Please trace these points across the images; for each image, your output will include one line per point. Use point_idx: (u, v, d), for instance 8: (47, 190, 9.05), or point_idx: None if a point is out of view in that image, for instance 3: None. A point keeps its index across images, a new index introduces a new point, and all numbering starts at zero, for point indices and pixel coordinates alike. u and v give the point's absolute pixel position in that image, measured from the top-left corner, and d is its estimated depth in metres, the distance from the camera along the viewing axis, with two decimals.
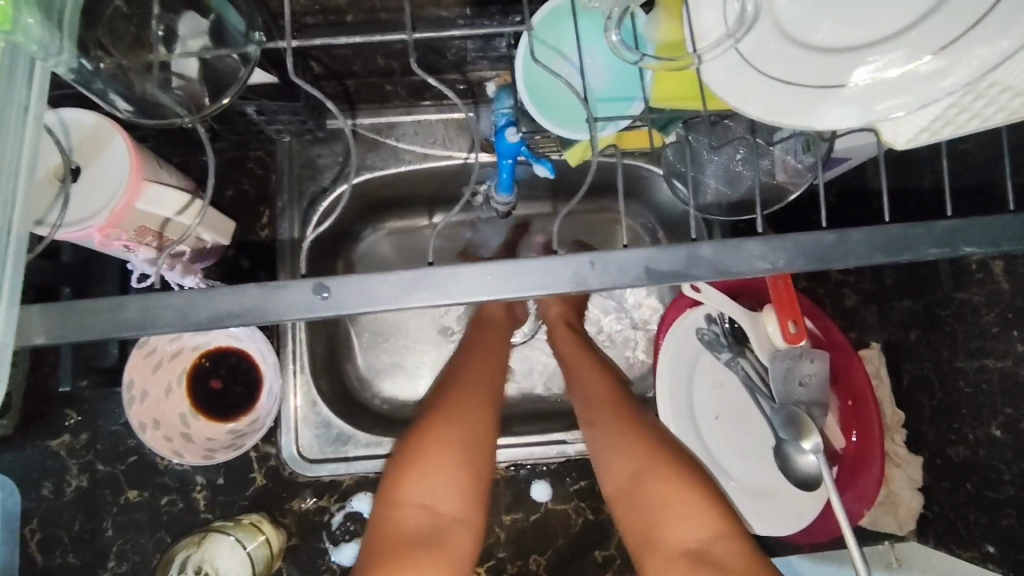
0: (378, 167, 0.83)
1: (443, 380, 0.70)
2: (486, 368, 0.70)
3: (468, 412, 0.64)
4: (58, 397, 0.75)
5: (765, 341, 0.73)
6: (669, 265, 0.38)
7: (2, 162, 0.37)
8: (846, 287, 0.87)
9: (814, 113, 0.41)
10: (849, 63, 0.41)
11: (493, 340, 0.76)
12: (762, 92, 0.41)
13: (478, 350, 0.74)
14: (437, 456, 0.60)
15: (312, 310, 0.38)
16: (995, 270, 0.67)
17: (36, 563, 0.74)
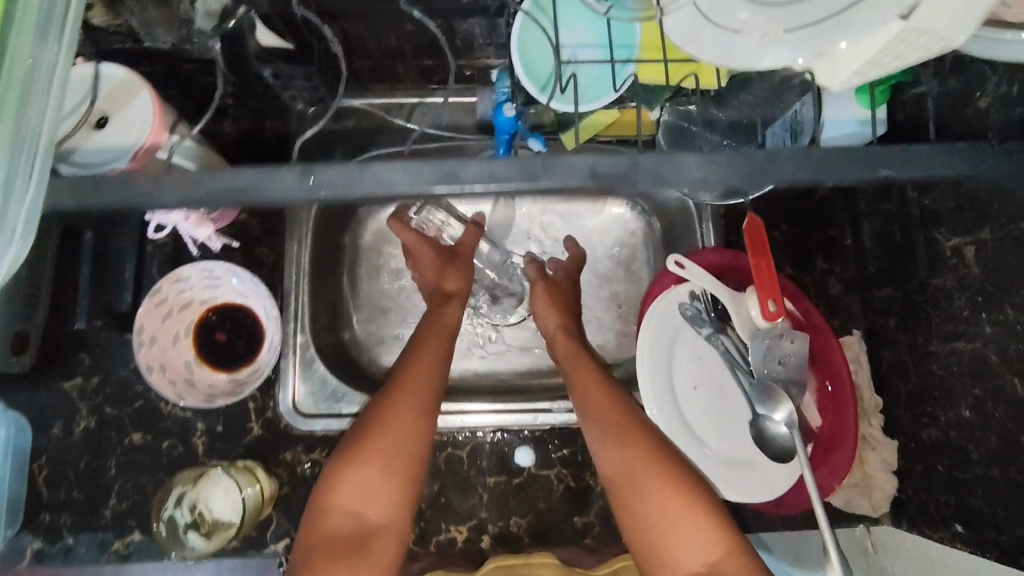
0: (384, 143, 0.88)
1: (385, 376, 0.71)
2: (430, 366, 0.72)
3: (401, 420, 0.66)
4: (73, 341, 0.80)
5: (744, 320, 0.77)
6: (614, 166, 0.43)
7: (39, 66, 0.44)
8: (830, 277, 0.90)
9: (756, 56, 0.46)
10: (792, 12, 0.45)
11: (438, 329, 0.77)
12: (715, 39, 0.46)
13: (423, 343, 0.75)
14: (365, 466, 0.63)
15: (297, 193, 0.44)
16: (967, 256, 0.70)
17: (42, 497, 0.78)
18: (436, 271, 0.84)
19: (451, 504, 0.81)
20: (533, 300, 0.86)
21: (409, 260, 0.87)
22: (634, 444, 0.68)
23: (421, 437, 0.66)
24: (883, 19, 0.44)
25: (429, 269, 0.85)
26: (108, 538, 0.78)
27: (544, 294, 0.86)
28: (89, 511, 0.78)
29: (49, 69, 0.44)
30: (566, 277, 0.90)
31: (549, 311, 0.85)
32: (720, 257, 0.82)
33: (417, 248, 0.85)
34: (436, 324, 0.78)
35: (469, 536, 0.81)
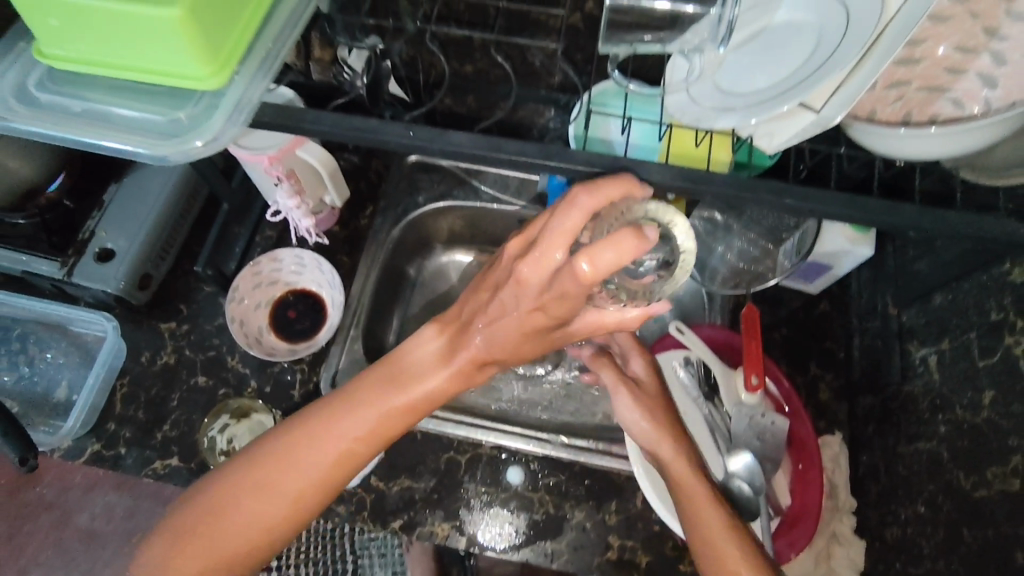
0: (458, 196, 1.08)
1: (239, 475, 0.65)
2: (277, 498, 0.65)
3: (210, 538, 0.64)
4: (182, 293, 1.00)
5: (731, 393, 0.88)
6: (608, 160, 0.56)
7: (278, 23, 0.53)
8: (821, 382, 0.97)
9: (716, 120, 0.56)
10: (749, 101, 0.56)
11: (331, 445, 0.65)
12: (690, 109, 0.58)
13: (294, 454, 0.65)
14: (194, 537, 0.64)
15: (399, 139, 0.55)
16: (931, 365, 0.80)
17: (114, 409, 0.93)
18: (512, 347, 0.62)
19: (441, 501, 0.90)
20: (619, 404, 0.77)
21: (547, 279, 0.53)
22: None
23: (265, 524, 0.65)
24: (800, 117, 0.54)
25: (511, 333, 0.60)
26: (152, 456, 0.91)
27: (631, 396, 0.77)
28: (146, 430, 0.92)
29: (282, 27, 0.54)
30: (652, 373, 0.81)
31: (651, 425, 0.76)
32: (717, 334, 0.94)
33: (535, 295, 0.55)
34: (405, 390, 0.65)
35: (450, 534, 0.88)
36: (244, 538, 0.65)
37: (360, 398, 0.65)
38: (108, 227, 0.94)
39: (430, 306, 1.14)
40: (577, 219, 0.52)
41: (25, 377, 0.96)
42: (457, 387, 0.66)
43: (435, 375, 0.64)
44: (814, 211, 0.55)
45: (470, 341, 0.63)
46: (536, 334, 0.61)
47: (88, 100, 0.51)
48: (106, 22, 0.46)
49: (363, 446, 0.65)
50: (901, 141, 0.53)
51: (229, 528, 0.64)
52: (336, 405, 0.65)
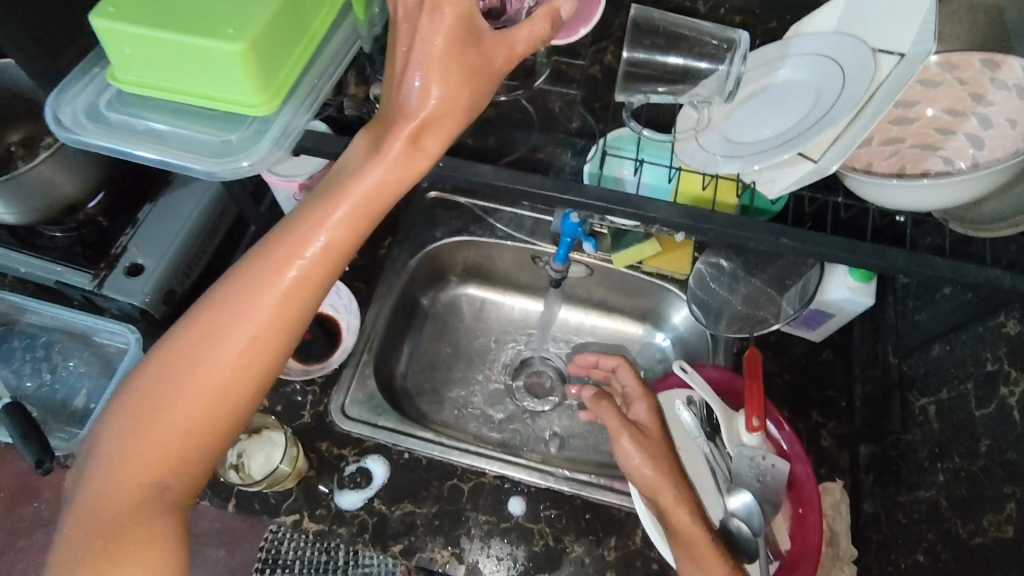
0: (474, 232, 1.13)
1: (157, 370, 0.53)
2: (198, 385, 0.53)
3: (159, 414, 0.53)
4: None
5: (733, 434, 0.89)
6: (619, 197, 0.61)
7: (324, 63, 0.59)
8: (823, 429, 0.98)
9: (719, 166, 0.59)
10: (754, 151, 0.59)
11: (251, 300, 0.54)
12: (698, 155, 0.61)
13: (206, 329, 0.54)
14: (141, 412, 0.53)
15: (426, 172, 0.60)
16: (930, 414, 0.81)
17: None
18: (440, 79, 0.52)
19: (442, 527, 0.91)
20: (620, 451, 0.79)
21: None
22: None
23: (217, 377, 0.53)
24: (798, 164, 0.56)
25: (430, 67, 0.52)
26: None
27: (633, 442, 0.79)
28: None
29: (326, 66, 0.59)
30: (655, 424, 0.84)
31: (649, 464, 0.78)
32: (721, 375, 0.96)
33: (427, 7, 0.51)
34: (337, 186, 0.54)
35: (449, 561, 0.89)
36: (202, 402, 0.53)
37: (274, 235, 0.55)
38: (141, 243, 0.98)
39: (439, 337, 1.17)
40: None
41: (47, 384, 0.99)
42: (414, 175, 0.54)
43: (372, 163, 0.53)
44: (815, 254, 0.58)
45: (402, 106, 0.53)
46: (461, 46, 0.52)
47: (151, 121, 0.57)
48: (176, 54, 0.51)
49: (300, 281, 0.54)
50: (887, 191, 0.57)
51: (179, 395, 0.53)
52: (249, 256, 0.55)
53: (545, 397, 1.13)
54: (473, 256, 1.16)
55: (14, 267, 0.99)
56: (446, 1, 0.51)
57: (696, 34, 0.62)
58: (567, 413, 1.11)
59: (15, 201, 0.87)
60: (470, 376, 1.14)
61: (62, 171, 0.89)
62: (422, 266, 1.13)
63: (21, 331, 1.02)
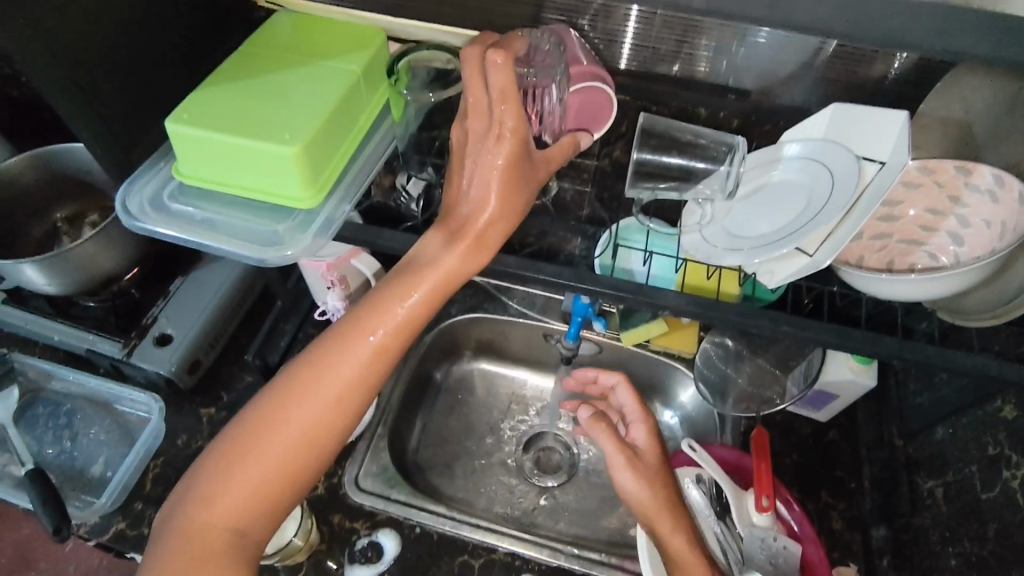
0: (487, 309, 1.18)
1: (257, 420, 0.62)
2: (286, 443, 0.61)
3: (258, 458, 0.61)
4: (223, 380, 1.07)
5: (743, 515, 0.91)
6: (633, 284, 0.66)
7: (365, 160, 0.67)
8: (834, 511, 0.98)
9: (722, 258, 0.65)
10: (754, 245, 0.65)
11: (336, 371, 0.62)
12: (701, 248, 0.68)
13: (295, 394, 0.62)
14: (242, 456, 0.61)
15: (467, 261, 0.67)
16: (938, 496, 0.82)
17: (145, 488, 0.97)
18: (500, 192, 0.60)
19: None
20: (619, 480, 0.78)
21: (488, 123, 0.58)
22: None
23: (310, 430, 0.62)
24: (795, 259, 0.62)
25: (490, 184, 0.60)
26: None
27: (631, 470, 0.78)
28: None
29: (366, 163, 0.67)
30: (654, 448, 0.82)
31: (647, 490, 0.77)
32: (729, 454, 0.97)
33: (491, 136, 0.58)
34: (412, 271, 0.62)
35: None
36: (295, 451, 0.62)
37: (356, 318, 0.63)
38: (171, 314, 1.03)
39: (451, 411, 1.20)
40: (473, 62, 0.58)
41: (66, 451, 1.01)
42: (476, 267, 0.62)
43: (444, 257, 0.61)
44: (815, 339, 0.62)
45: (467, 211, 0.61)
46: (517, 165, 0.60)
47: (212, 212, 0.64)
48: (236, 156, 0.58)
49: (377, 356, 0.63)
50: (879, 284, 0.61)
51: (276, 444, 0.61)
52: (333, 332, 0.63)
53: (552, 474, 1.13)
54: (486, 333, 1.21)
55: (49, 336, 1.03)
56: (506, 129, 0.58)
57: (698, 139, 0.69)
58: (575, 487, 1.12)
59: (59, 274, 0.93)
60: (480, 452, 1.15)
61: (105, 247, 0.95)
62: (435, 341, 1.17)
63: (47, 398, 1.05)
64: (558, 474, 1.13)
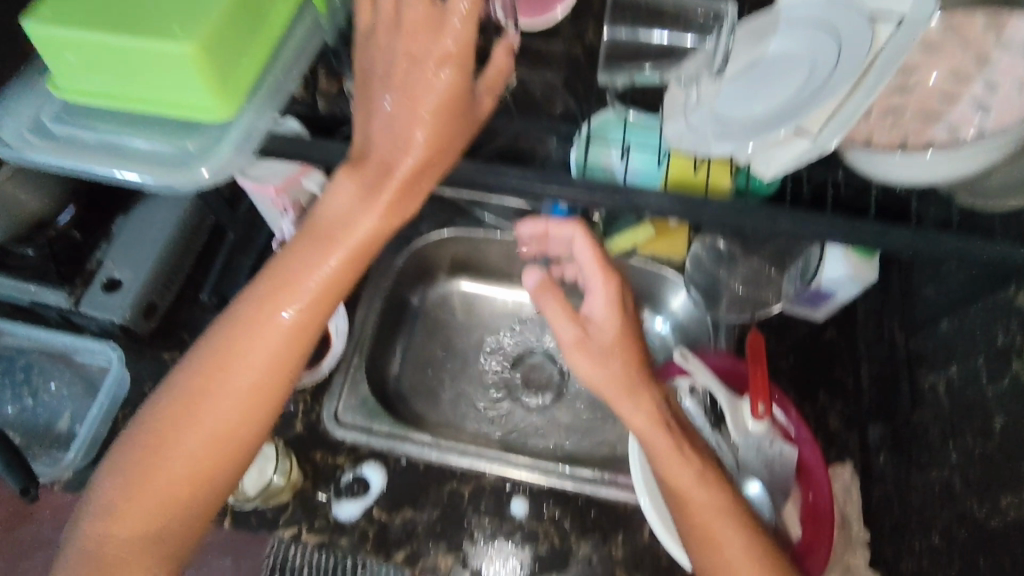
0: (460, 225, 1.11)
1: (194, 383, 0.65)
2: (221, 406, 0.65)
3: (200, 418, 0.64)
4: (184, 324, 0.99)
5: (738, 422, 0.88)
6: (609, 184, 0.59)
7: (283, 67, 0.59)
8: (830, 411, 0.96)
9: (713, 146, 0.58)
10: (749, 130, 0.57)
11: (266, 329, 0.64)
12: (689, 137, 0.59)
13: (217, 371, 0.65)
14: (183, 417, 0.64)
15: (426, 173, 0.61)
16: (940, 391, 0.79)
17: (116, 440, 0.92)
18: (426, 133, 0.57)
19: (444, 533, 0.88)
20: (575, 365, 0.74)
21: (432, 45, 0.56)
22: (728, 543, 0.69)
23: (246, 390, 0.65)
24: (796, 143, 0.55)
25: (417, 123, 0.57)
26: None
27: (585, 354, 0.74)
28: None
29: (282, 71, 0.59)
30: (616, 320, 0.76)
31: (600, 366, 0.74)
32: (724, 362, 0.93)
33: (431, 61, 0.56)
34: (327, 229, 0.63)
35: (454, 566, 0.86)
36: (236, 410, 0.65)
37: (264, 293, 0.65)
38: (116, 257, 0.95)
39: (432, 336, 1.14)
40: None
41: (28, 409, 0.96)
42: (397, 218, 0.62)
43: (362, 212, 0.61)
44: (810, 236, 0.56)
45: (386, 158, 0.59)
46: (455, 103, 0.58)
47: (126, 135, 0.58)
48: (125, 65, 0.52)
49: (305, 311, 0.65)
50: (898, 165, 0.54)
51: (216, 403, 0.65)
52: (252, 307, 0.65)
53: (542, 390, 1.10)
54: (461, 251, 1.14)
55: None
56: (451, 53, 0.56)
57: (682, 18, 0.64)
58: (565, 405, 1.08)
59: None
60: (466, 375, 1.11)
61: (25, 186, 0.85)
62: (408, 264, 1.10)
63: None
64: (547, 391, 1.10)
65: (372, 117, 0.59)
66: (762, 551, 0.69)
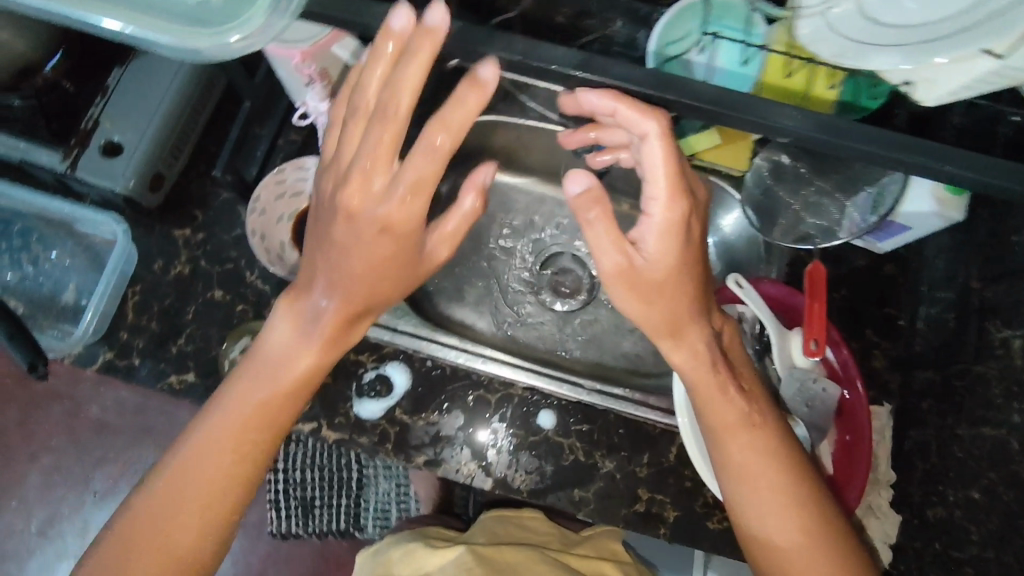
0: (501, 110, 1.00)
1: (141, 522, 0.61)
2: (176, 540, 0.61)
3: (153, 555, 0.60)
4: (195, 198, 0.91)
5: (785, 356, 0.85)
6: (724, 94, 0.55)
7: None
8: (876, 350, 0.93)
9: (864, 55, 0.52)
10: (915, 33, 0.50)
11: (215, 452, 0.62)
12: (834, 41, 0.54)
13: (170, 507, 0.61)
14: (135, 560, 0.60)
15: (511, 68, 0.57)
16: (1013, 349, 0.72)
17: (127, 318, 0.87)
18: (364, 276, 0.61)
19: (467, 439, 0.86)
20: (611, 290, 0.65)
21: (383, 196, 0.56)
22: (766, 485, 0.67)
23: (201, 519, 0.61)
24: (977, 55, 0.46)
25: (356, 272, 0.61)
26: (167, 370, 0.86)
27: (624, 286, 0.64)
28: (161, 343, 0.87)
29: None
30: (674, 262, 0.62)
31: (643, 304, 0.65)
32: (779, 291, 0.86)
33: (375, 219, 0.57)
34: (270, 368, 0.64)
35: (476, 473, 0.85)
36: (196, 540, 0.61)
37: (212, 422, 0.63)
38: (115, 116, 0.84)
39: (462, 228, 1.07)
40: (388, 138, 0.53)
41: (30, 277, 0.90)
42: (334, 356, 0.66)
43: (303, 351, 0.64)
44: (905, 162, 0.54)
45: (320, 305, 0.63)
46: (403, 243, 0.59)
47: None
48: None
49: (253, 432, 0.63)
50: None
51: (170, 539, 0.61)
52: (212, 446, 0.62)
53: (571, 297, 1.05)
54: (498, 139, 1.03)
55: None
56: (393, 218, 0.57)
57: None
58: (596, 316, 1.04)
59: None
60: (493, 275, 1.05)
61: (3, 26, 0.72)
62: None
63: None
64: (577, 298, 1.04)
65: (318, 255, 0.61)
66: (804, 499, 0.66)
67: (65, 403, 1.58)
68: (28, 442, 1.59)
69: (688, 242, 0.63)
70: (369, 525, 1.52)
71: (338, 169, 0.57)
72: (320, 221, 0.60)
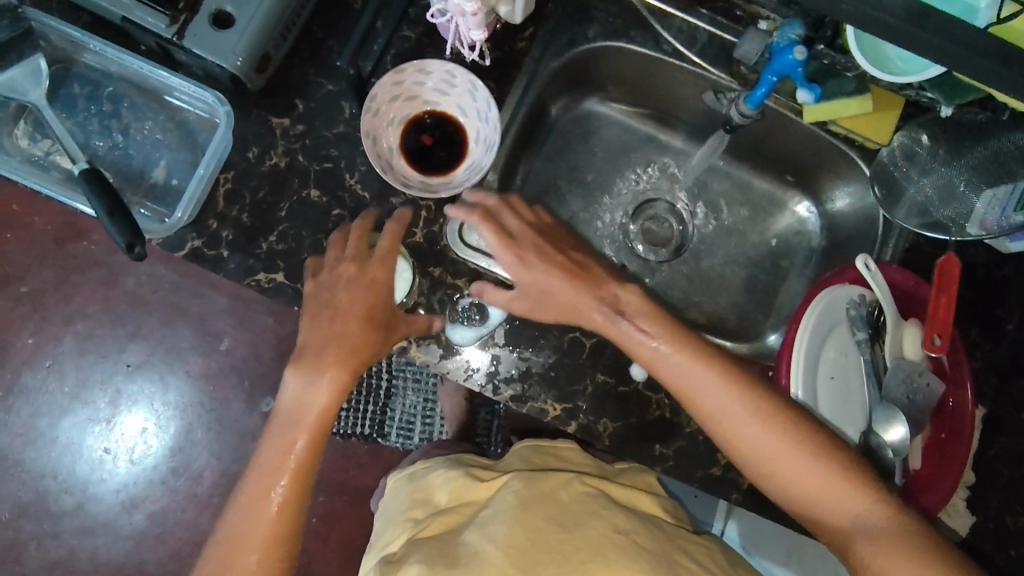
0: (633, 39, 0.91)
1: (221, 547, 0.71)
2: (256, 550, 0.71)
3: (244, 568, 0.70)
4: (298, 87, 0.84)
5: (896, 346, 0.81)
6: None
7: None
8: (977, 351, 0.88)
9: None
10: None
11: (274, 475, 0.73)
12: None
13: (246, 529, 0.71)
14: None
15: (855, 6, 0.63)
16: None
17: (218, 206, 0.82)
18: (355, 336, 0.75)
19: (557, 381, 0.85)
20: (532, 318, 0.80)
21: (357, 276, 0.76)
22: (723, 409, 0.72)
23: (270, 533, 0.71)
24: None
25: (343, 336, 0.74)
26: (255, 267, 0.81)
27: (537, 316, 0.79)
28: (252, 238, 0.82)
29: None
30: (545, 278, 0.77)
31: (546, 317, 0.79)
32: (905, 279, 0.83)
33: (361, 286, 0.75)
34: (302, 407, 0.74)
35: (561, 416, 0.85)
36: (270, 544, 0.71)
37: (263, 464, 0.74)
38: None
39: (559, 158, 1.02)
40: (357, 245, 0.77)
41: (120, 147, 0.84)
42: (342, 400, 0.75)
43: (316, 394, 0.74)
44: None
45: (319, 356, 0.74)
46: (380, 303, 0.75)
47: None
48: None
49: (296, 453, 0.73)
50: None
51: (249, 557, 0.70)
52: (266, 470, 0.73)
53: (661, 248, 1.02)
54: (618, 69, 0.96)
55: None
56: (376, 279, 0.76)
57: None
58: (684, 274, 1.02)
59: None
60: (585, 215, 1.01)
61: None
62: (558, 74, 0.93)
63: (79, 73, 0.84)
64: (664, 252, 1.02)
65: (309, 327, 0.75)
66: (765, 413, 0.71)
67: (93, 272, 1.48)
68: (64, 305, 1.48)
69: (547, 258, 0.78)
70: (393, 434, 1.50)
71: (334, 258, 0.78)
72: (313, 304, 0.76)
